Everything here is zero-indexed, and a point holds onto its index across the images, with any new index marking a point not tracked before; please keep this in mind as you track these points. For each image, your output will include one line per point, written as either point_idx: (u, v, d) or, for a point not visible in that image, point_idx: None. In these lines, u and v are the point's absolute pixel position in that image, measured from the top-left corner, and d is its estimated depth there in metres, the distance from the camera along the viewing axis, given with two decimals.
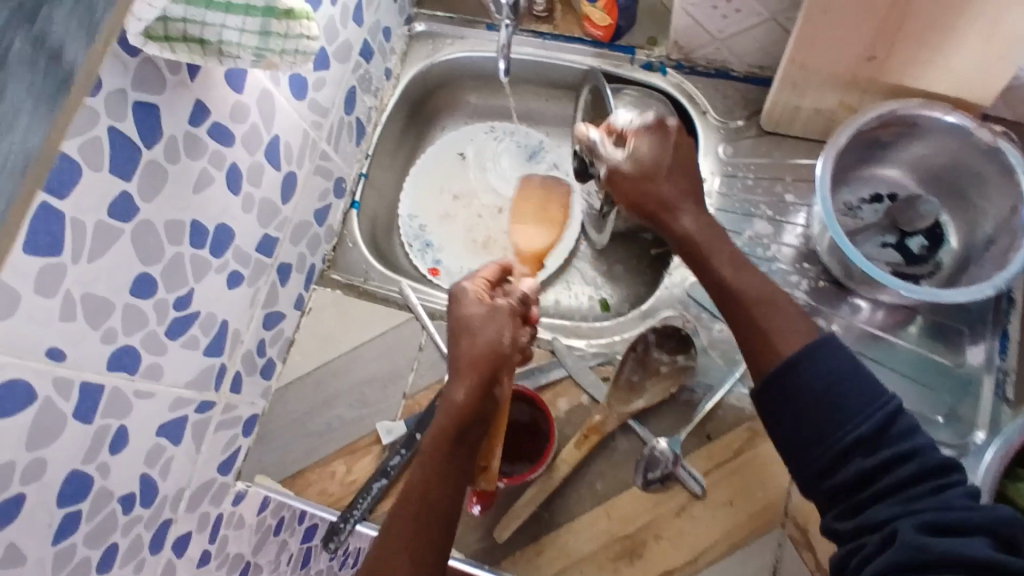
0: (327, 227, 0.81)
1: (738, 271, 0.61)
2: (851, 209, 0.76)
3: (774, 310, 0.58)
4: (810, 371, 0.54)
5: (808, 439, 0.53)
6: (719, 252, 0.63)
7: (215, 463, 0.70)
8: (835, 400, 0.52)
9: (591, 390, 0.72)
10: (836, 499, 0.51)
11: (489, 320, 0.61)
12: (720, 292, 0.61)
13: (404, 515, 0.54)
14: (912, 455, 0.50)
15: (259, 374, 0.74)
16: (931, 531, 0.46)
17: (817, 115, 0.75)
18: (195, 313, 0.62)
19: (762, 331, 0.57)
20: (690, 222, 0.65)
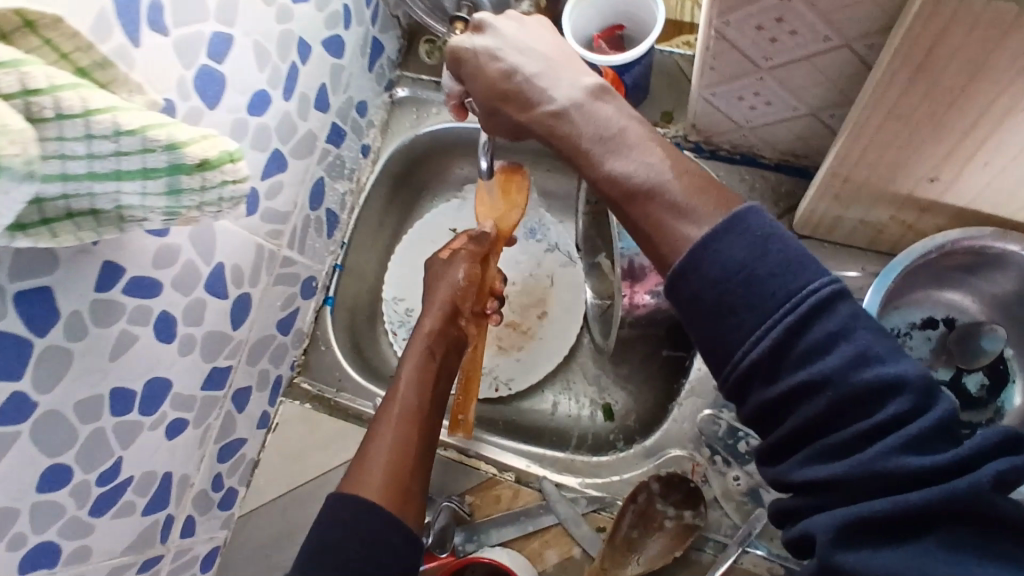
0: (294, 332, 0.73)
1: (623, 149, 0.45)
2: (898, 336, 0.64)
3: (653, 197, 0.43)
4: (702, 265, 0.38)
5: (709, 366, 0.40)
6: (585, 129, 0.46)
7: None
8: (719, 299, 0.38)
9: (584, 543, 0.63)
10: (758, 428, 0.39)
11: (446, 266, 0.69)
12: (606, 181, 0.45)
13: (383, 423, 0.58)
14: (821, 386, 0.35)
15: (216, 508, 0.68)
16: (853, 529, 0.33)
17: (863, 227, 0.63)
18: (126, 479, 0.56)
19: (653, 229, 0.43)
20: (565, 95, 0.48)
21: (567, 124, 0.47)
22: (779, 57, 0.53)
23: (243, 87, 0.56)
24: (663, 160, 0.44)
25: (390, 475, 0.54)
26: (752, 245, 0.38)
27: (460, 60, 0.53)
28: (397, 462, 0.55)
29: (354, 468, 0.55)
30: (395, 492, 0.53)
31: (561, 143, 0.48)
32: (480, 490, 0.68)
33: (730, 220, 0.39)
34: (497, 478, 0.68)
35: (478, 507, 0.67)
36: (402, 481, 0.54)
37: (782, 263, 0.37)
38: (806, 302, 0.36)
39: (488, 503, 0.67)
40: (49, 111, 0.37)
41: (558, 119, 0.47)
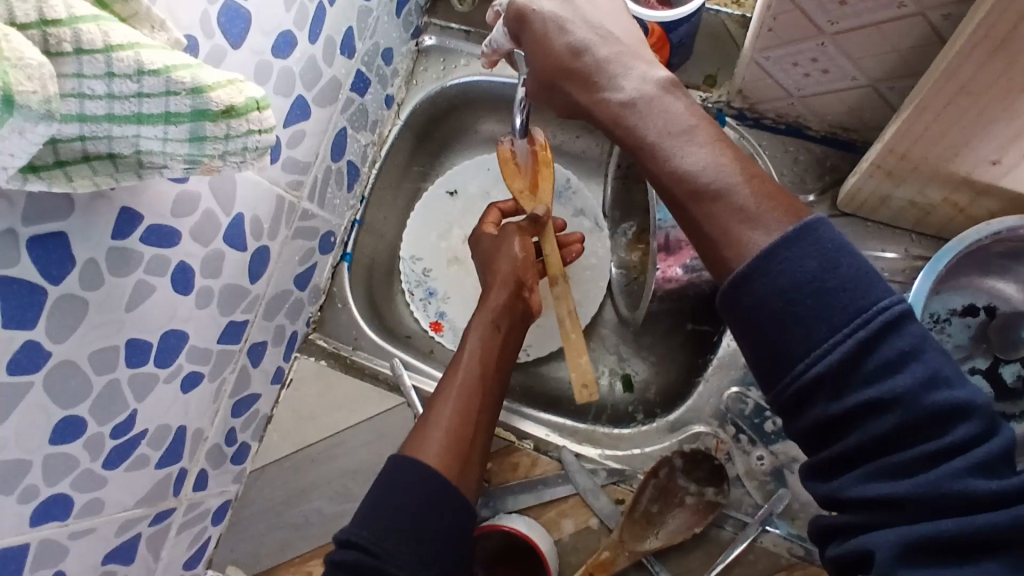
0: (311, 288, 0.71)
1: (690, 146, 0.44)
2: (936, 321, 0.62)
3: (720, 198, 0.42)
4: (765, 269, 0.38)
5: (765, 375, 0.40)
6: (652, 122, 0.46)
7: (181, 561, 0.64)
8: (786, 307, 0.38)
9: (602, 515, 0.62)
10: (812, 442, 0.39)
11: (500, 241, 0.68)
12: (668, 180, 0.44)
13: (444, 394, 0.58)
14: (891, 404, 0.35)
15: (229, 462, 0.67)
16: (916, 547, 0.33)
17: (912, 207, 0.61)
18: (139, 433, 0.55)
19: (716, 230, 0.42)
20: (631, 87, 0.48)
21: (634, 115, 0.47)
22: (845, 22, 0.50)
23: (269, 26, 0.53)
24: (732, 163, 0.43)
25: (450, 447, 0.55)
26: (824, 257, 0.38)
27: (529, 25, 0.52)
28: (460, 435, 0.56)
29: (415, 435, 0.56)
30: (453, 464, 0.54)
31: (624, 134, 0.47)
32: (499, 456, 0.66)
33: (799, 230, 0.38)
34: (515, 446, 0.67)
35: (495, 474, 0.66)
36: (460, 455, 0.55)
37: (854, 276, 0.37)
38: (877, 319, 0.36)
39: (505, 470, 0.66)
40: (68, 45, 0.34)
41: (623, 103, 0.48)
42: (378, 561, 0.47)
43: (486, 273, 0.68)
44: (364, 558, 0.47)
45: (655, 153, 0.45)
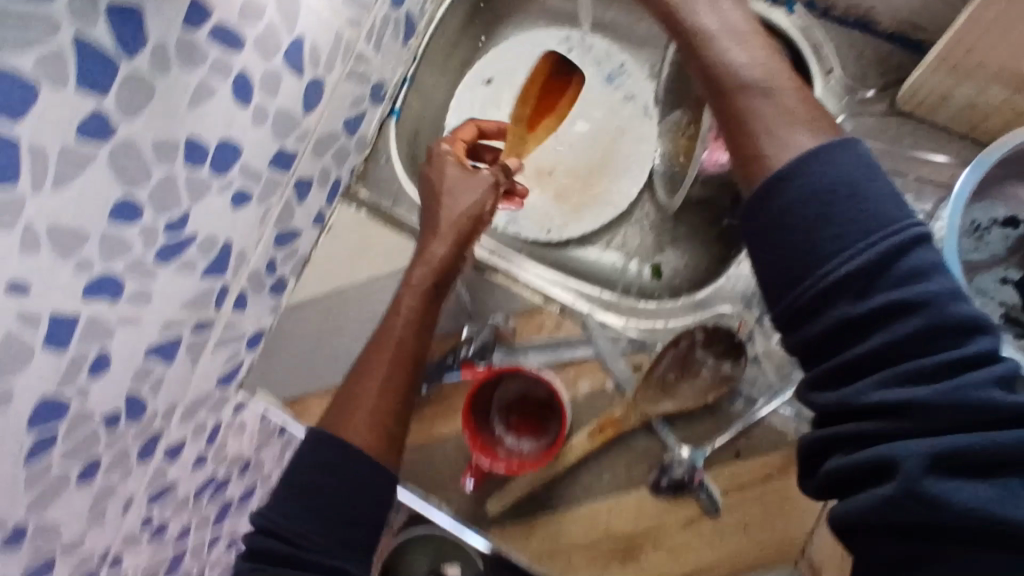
0: (359, 137, 0.72)
1: (739, 48, 0.46)
2: (975, 229, 0.62)
3: (768, 97, 0.44)
4: (804, 170, 0.39)
5: (779, 284, 0.39)
6: (712, 22, 0.49)
7: (215, 376, 0.68)
8: (817, 212, 0.38)
9: (618, 378, 0.65)
10: (816, 356, 0.39)
11: (462, 184, 0.67)
12: (716, 78, 0.46)
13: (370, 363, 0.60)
14: (915, 309, 0.35)
15: (268, 292, 0.70)
16: (940, 457, 0.33)
17: (970, 109, 0.60)
18: (191, 236, 0.56)
19: (745, 132, 0.43)
20: None
21: (692, 13, 0.49)
22: None
23: None
24: (780, 69, 0.45)
25: (374, 418, 0.57)
26: (865, 166, 0.38)
27: None
28: (388, 395, 0.59)
29: (341, 403, 0.58)
30: (381, 434, 0.56)
31: (678, 30, 0.50)
32: (524, 316, 0.69)
33: (841, 140, 0.39)
34: (542, 308, 0.69)
35: (520, 329, 0.68)
36: (387, 433, 0.57)
37: (889, 193, 0.38)
38: (909, 231, 0.37)
39: (529, 329, 0.68)
40: None
41: (675, 0, 0.50)
42: (299, 548, 0.50)
43: (426, 224, 0.67)
44: (282, 546, 0.50)
45: (711, 51, 0.47)
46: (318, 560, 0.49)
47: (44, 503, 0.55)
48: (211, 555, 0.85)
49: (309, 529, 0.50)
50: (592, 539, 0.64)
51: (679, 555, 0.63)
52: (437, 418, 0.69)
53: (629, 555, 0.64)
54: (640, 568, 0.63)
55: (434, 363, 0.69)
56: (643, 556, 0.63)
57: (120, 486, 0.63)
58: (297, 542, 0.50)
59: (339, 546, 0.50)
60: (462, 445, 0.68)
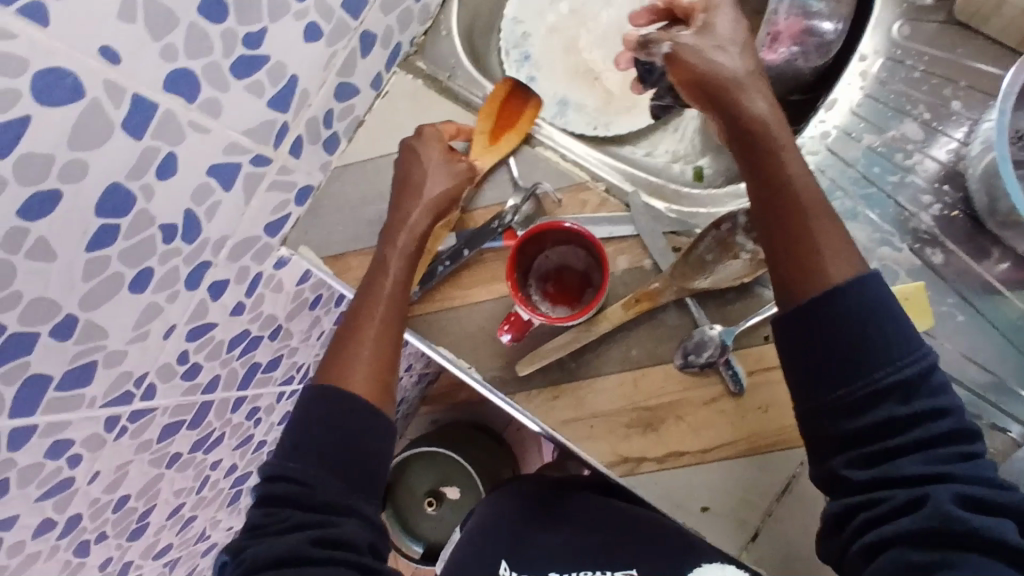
0: (423, 7, 0.74)
1: (800, 162, 0.54)
2: (1020, 137, 0.64)
3: (832, 225, 0.51)
4: (864, 288, 0.48)
5: (825, 384, 0.48)
6: (787, 141, 0.54)
7: (263, 222, 0.70)
8: (875, 321, 0.47)
9: (657, 256, 0.66)
10: (853, 443, 0.47)
11: (446, 167, 0.68)
12: (780, 193, 0.53)
13: (361, 327, 0.62)
14: (945, 412, 0.45)
15: (322, 146, 0.72)
16: (964, 501, 0.43)
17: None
18: (264, 56, 0.58)
19: (792, 270, 0.51)
20: (759, 102, 0.55)
21: (765, 127, 0.54)
22: None
23: None
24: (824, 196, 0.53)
25: (372, 372, 0.60)
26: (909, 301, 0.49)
27: None
28: (380, 355, 0.61)
29: (331, 368, 0.61)
30: (380, 389, 0.60)
31: (751, 139, 0.55)
32: (570, 191, 0.70)
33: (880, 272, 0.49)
34: (588, 185, 0.70)
35: (565, 204, 0.70)
36: (383, 379, 0.60)
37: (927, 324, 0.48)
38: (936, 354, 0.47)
39: (574, 204, 0.69)
40: None
41: (758, 117, 0.55)
42: (308, 490, 0.53)
43: (405, 193, 0.68)
44: (293, 488, 0.54)
45: (777, 166, 0.53)
46: (327, 499, 0.53)
47: (98, 300, 0.56)
48: (233, 418, 0.86)
49: (316, 472, 0.54)
50: (615, 409, 0.66)
51: (698, 429, 0.64)
52: (474, 285, 0.70)
53: (650, 426, 0.65)
54: (661, 439, 0.65)
55: (476, 229, 0.70)
56: (663, 428, 0.65)
57: (166, 309, 0.64)
58: (304, 486, 0.54)
59: (347, 482, 0.54)
60: (494, 311, 0.69)
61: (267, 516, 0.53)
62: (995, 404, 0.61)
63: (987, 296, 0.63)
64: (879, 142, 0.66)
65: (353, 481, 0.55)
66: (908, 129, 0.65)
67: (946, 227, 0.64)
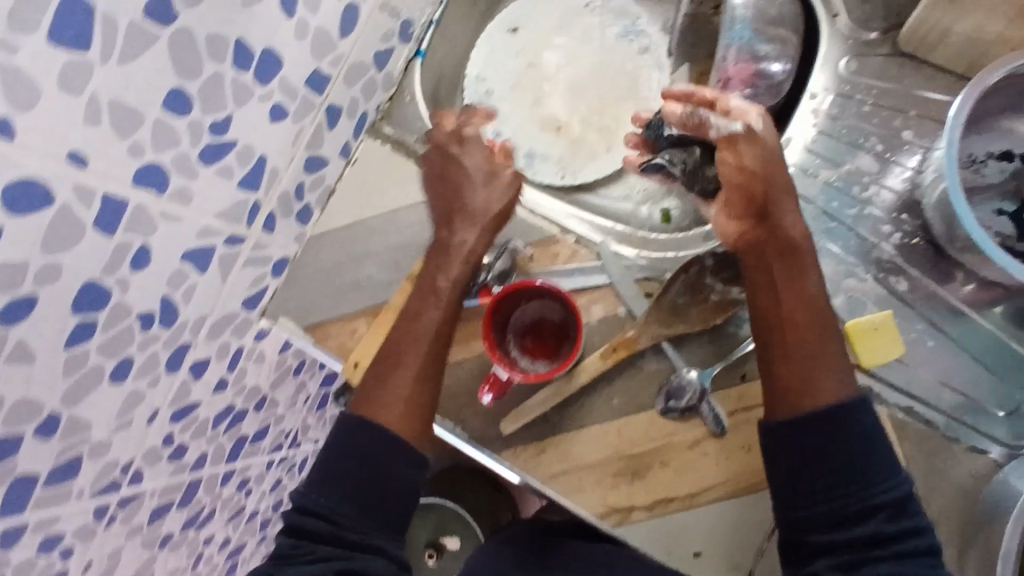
0: (386, 74, 0.75)
1: (818, 284, 0.59)
2: (973, 161, 0.66)
3: (836, 357, 0.58)
4: (862, 416, 0.55)
5: (814, 496, 0.55)
6: (809, 264, 0.60)
7: (240, 297, 0.70)
8: (866, 447, 0.55)
9: (630, 303, 0.68)
10: (833, 550, 0.53)
11: (488, 182, 0.67)
12: (787, 308, 0.59)
13: (402, 349, 0.62)
14: (919, 532, 0.53)
15: (295, 218, 0.72)
16: None
17: (969, 44, 0.64)
18: (232, 141, 0.59)
19: (787, 387, 0.58)
20: (795, 221, 0.60)
21: (795, 245, 0.60)
22: None
23: None
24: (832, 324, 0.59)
25: (409, 405, 0.60)
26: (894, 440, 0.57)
27: None
28: (421, 387, 0.61)
29: (372, 390, 0.61)
30: (414, 424, 0.59)
31: (776, 248, 0.60)
32: (541, 245, 0.71)
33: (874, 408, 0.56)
34: (559, 237, 0.71)
35: (537, 257, 0.71)
36: (419, 414, 0.60)
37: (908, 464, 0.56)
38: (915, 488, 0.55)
39: (546, 257, 0.71)
40: None
41: (795, 236, 0.60)
42: (336, 527, 0.56)
43: (451, 206, 0.67)
44: (322, 525, 0.56)
45: (790, 282, 0.59)
46: (355, 538, 0.55)
47: (81, 393, 0.56)
48: (223, 491, 0.85)
49: (345, 509, 0.56)
50: (601, 459, 0.66)
51: (685, 473, 0.65)
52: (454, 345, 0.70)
53: (636, 474, 0.65)
54: (649, 485, 0.65)
55: None
56: (650, 474, 0.65)
57: (148, 394, 0.64)
58: (334, 523, 0.56)
59: (374, 520, 0.56)
60: (476, 369, 0.70)
61: (294, 548, 0.55)
62: (973, 426, 0.64)
63: (954, 320, 0.65)
64: (836, 177, 0.68)
65: (381, 522, 0.57)
66: (863, 162, 0.67)
67: (907, 254, 0.66)
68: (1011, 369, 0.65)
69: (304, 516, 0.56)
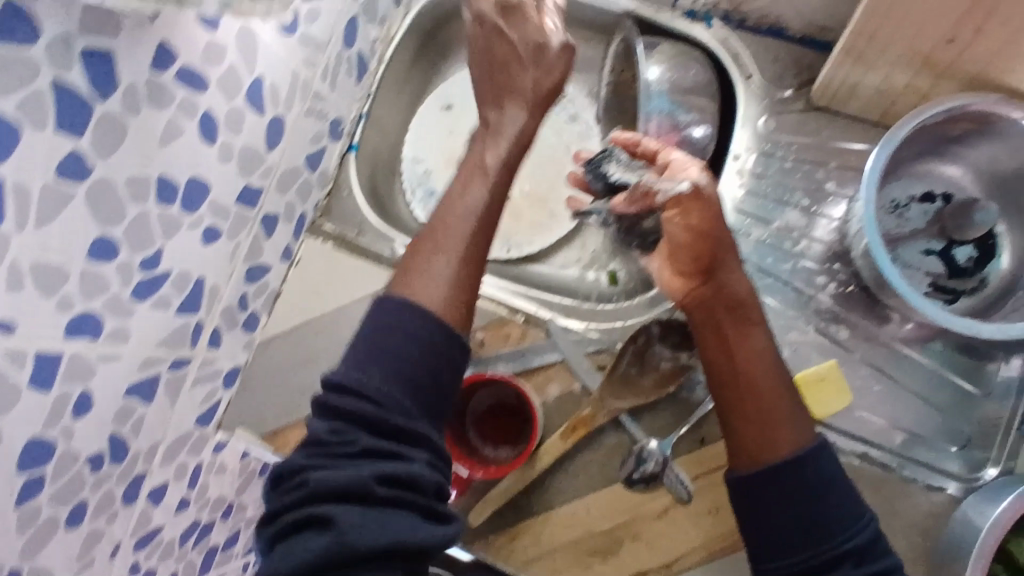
0: (321, 172, 0.76)
1: (766, 338, 0.56)
2: (896, 207, 0.68)
3: (792, 403, 0.54)
4: (825, 461, 0.52)
5: (786, 548, 0.50)
6: (757, 316, 0.56)
7: (191, 417, 0.69)
8: (829, 488, 0.51)
9: (584, 378, 0.69)
10: None
11: (539, 62, 0.61)
12: (740, 365, 0.55)
13: (443, 224, 0.54)
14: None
15: (242, 328, 0.72)
16: None
17: (878, 96, 0.66)
18: (164, 272, 0.58)
19: (743, 438, 0.53)
20: (741, 274, 0.57)
21: (743, 299, 0.56)
22: None
23: None
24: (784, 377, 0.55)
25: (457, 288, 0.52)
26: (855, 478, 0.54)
27: None
28: (466, 272, 0.53)
29: (413, 260, 0.54)
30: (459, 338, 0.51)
31: (725, 303, 0.56)
32: (491, 328, 0.72)
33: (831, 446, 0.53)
34: (508, 318, 0.72)
35: (488, 341, 0.71)
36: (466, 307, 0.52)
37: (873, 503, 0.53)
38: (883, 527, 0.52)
39: (497, 340, 0.71)
40: None
41: (741, 290, 0.56)
42: (380, 408, 0.47)
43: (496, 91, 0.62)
44: (365, 406, 0.47)
45: (742, 337, 0.55)
46: (403, 419, 0.48)
47: (36, 548, 0.53)
48: None
49: None
50: (573, 540, 0.66)
51: (657, 544, 0.66)
52: None
53: (609, 551, 0.66)
54: (623, 562, 0.66)
55: None
56: (623, 550, 0.66)
57: (107, 531, 0.62)
58: (378, 404, 0.47)
59: (416, 401, 0.49)
60: None
61: (333, 434, 0.47)
62: (928, 464, 0.66)
63: (897, 362, 0.67)
64: (767, 234, 0.69)
65: (424, 404, 0.49)
66: (791, 217, 0.69)
67: (843, 302, 0.68)
68: (959, 404, 0.67)
69: (338, 392, 0.49)
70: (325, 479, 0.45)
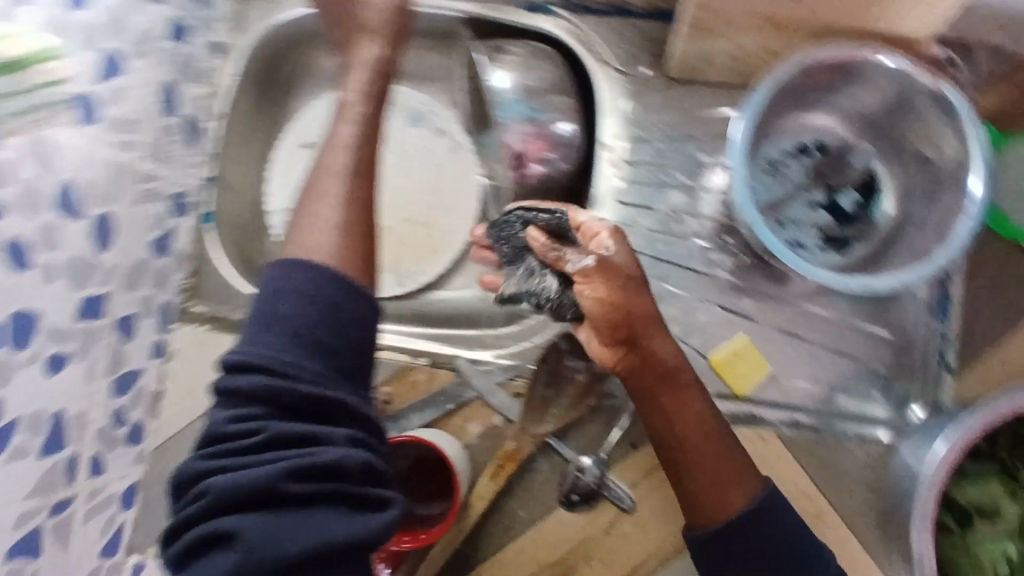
0: (175, 253, 0.70)
1: (701, 400, 0.54)
2: (773, 165, 0.66)
3: (737, 461, 0.54)
4: (775, 514, 0.53)
5: None
6: (689, 379, 0.54)
7: (96, 550, 0.61)
8: (783, 538, 0.53)
9: (503, 410, 0.66)
10: None
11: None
12: (679, 435, 0.53)
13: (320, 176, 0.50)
14: None
15: (126, 442, 0.65)
16: None
17: (732, 61, 0.64)
18: (10, 421, 0.51)
19: (698, 506, 0.53)
20: (667, 343, 0.53)
21: (674, 370, 0.53)
22: None
23: None
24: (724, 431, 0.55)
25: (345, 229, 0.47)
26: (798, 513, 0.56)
27: None
28: (356, 216, 0.48)
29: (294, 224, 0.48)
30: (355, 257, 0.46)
31: (655, 376, 0.53)
32: (397, 380, 0.67)
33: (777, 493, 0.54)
34: (411, 365, 0.68)
35: (395, 396, 0.67)
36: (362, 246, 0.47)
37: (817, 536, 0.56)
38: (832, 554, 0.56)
39: (404, 391, 0.67)
40: None
41: (671, 362, 0.53)
42: (289, 378, 0.41)
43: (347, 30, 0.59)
44: (263, 378, 0.42)
45: (676, 408, 0.54)
46: (313, 389, 0.42)
47: None
48: None
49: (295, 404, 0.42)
50: None
51: (610, 561, 0.64)
52: None
53: None
54: None
55: None
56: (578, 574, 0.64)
57: None
58: (285, 374, 0.41)
59: (330, 366, 0.43)
60: None
61: (232, 423, 0.42)
62: (856, 415, 0.66)
63: (808, 321, 0.66)
64: (655, 220, 0.67)
65: (337, 368, 0.43)
66: (675, 198, 0.67)
67: (744, 275, 0.66)
68: (877, 350, 0.66)
69: (237, 371, 0.43)
70: (226, 485, 0.40)
